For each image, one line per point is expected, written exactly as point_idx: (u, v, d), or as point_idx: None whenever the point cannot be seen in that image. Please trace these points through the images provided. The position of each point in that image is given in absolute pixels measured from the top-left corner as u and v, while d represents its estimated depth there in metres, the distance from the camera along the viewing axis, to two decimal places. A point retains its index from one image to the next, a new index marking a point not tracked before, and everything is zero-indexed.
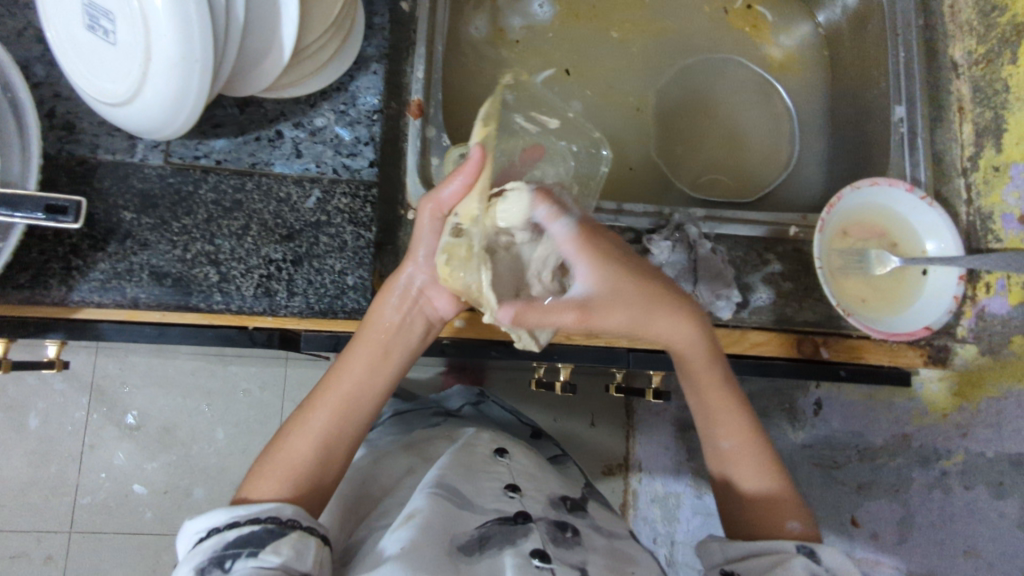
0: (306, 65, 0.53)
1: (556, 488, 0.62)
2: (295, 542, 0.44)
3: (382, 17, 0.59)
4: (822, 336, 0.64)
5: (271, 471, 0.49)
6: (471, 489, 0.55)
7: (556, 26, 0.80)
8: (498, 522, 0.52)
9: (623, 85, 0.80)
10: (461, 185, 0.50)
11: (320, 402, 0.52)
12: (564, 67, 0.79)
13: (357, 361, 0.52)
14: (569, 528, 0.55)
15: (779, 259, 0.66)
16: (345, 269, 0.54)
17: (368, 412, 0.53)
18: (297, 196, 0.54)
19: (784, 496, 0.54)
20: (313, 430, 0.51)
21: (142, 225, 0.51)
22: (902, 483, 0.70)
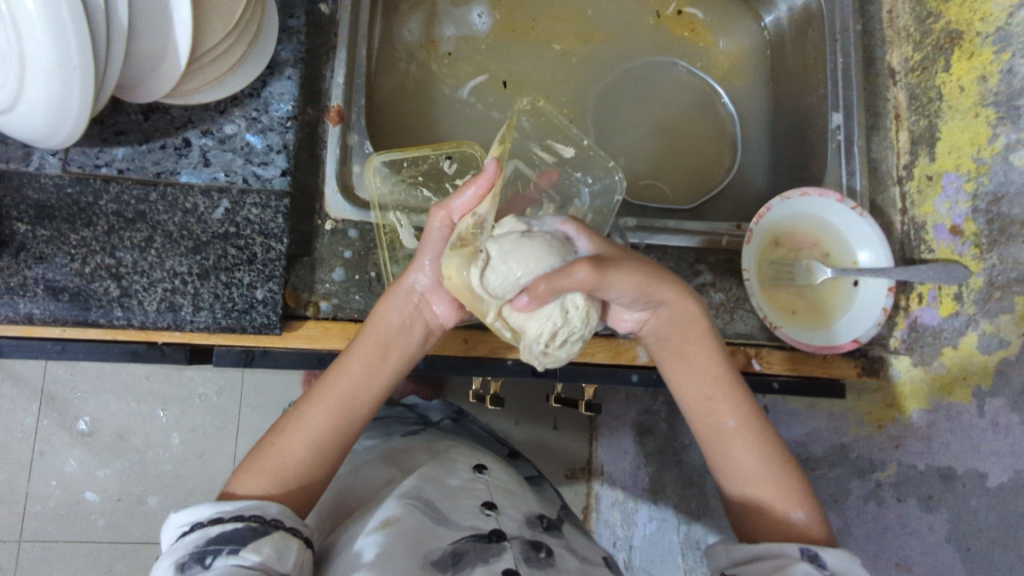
0: (209, 71, 0.52)
1: (534, 506, 0.57)
2: (277, 542, 0.41)
3: (299, 21, 0.58)
4: (755, 348, 0.64)
5: (261, 467, 0.47)
6: (446, 504, 0.52)
7: (491, 39, 0.78)
8: (472, 538, 0.48)
9: (560, 95, 0.79)
10: (475, 196, 0.50)
11: (318, 399, 0.50)
12: (501, 80, 0.78)
13: (355, 360, 0.51)
14: (544, 548, 0.50)
15: (710, 270, 0.65)
16: (254, 282, 0.52)
17: (365, 413, 0.52)
18: (205, 207, 0.53)
19: (787, 484, 0.48)
20: (309, 428, 0.49)
21: (38, 238, 0.49)
22: (840, 493, 0.69)
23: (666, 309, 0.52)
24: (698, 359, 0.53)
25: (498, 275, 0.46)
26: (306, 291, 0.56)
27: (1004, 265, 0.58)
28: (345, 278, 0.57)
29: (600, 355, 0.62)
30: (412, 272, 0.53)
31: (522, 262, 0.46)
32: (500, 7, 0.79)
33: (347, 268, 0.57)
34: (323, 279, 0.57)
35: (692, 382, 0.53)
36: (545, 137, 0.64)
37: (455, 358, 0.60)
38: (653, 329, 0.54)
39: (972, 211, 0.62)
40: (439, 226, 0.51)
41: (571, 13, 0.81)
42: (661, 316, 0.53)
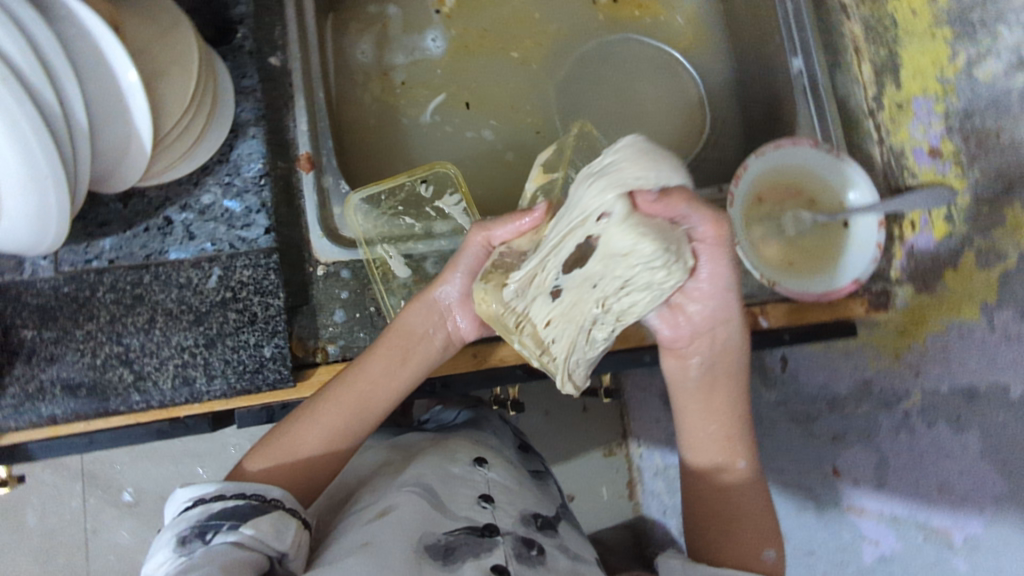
0: (175, 148, 0.53)
1: (529, 503, 0.57)
2: (276, 520, 0.45)
3: (252, 80, 0.60)
4: (759, 305, 0.64)
5: (271, 453, 0.51)
6: (444, 493, 0.53)
7: (444, 61, 0.79)
8: (465, 531, 0.49)
9: (523, 104, 0.80)
10: (517, 228, 0.52)
11: (335, 396, 0.53)
12: (466, 101, 0.79)
13: (374, 362, 0.54)
14: (536, 545, 0.51)
15: None
16: (260, 341, 0.54)
17: (380, 411, 0.54)
18: (198, 278, 0.54)
19: (766, 525, 0.52)
20: (322, 423, 0.52)
21: (46, 340, 0.51)
22: (871, 427, 0.68)
23: (733, 327, 0.50)
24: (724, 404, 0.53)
25: (610, 182, 0.41)
26: (311, 338, 0.57)
27: (986, 180, 0.59)
28: (347, 318, 0.58)
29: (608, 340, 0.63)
30: (441, 284, 0.55)
31: (638, 169, 0.40)
32: (450, 31, 0.80)
33: (346, 309, 0.58)
34: (325, 323, 0.58)
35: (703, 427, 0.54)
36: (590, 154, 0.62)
37: (466, 373, 0.61)
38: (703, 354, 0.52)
39: (947, 131, 0.62)
40: (475, 247, 0.53)
41: (521, 14, 0.82)
42: (719, 334, 0.50)
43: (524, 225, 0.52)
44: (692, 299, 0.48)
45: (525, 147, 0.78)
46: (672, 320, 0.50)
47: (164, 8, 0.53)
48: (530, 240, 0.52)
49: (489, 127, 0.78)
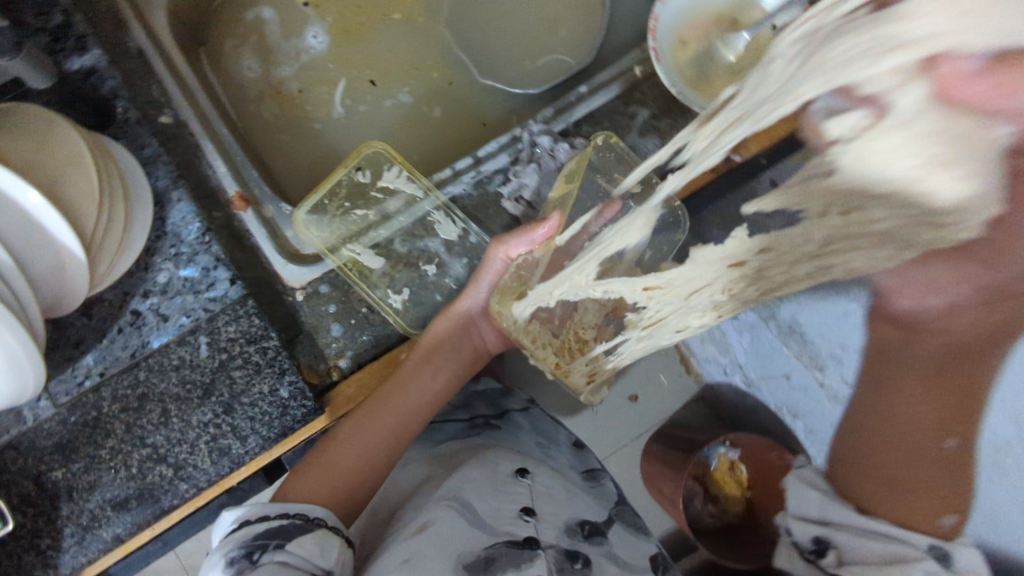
0: (109, 246, 0.52)
1: (575, 512, 0.67)
2: (320, 536, 0.47)
3: (153, 146, 0.58)
4: None
5: (315, 474, 0.52)
6: (487, 510, 0.60)
7: (332, 52, 0.79)
8: (507, 545, 0.55)
9: (426, 59, 0.79)
10: (531, 240, 0.57)
11: (375, 413, 0.56)
12: (369, 80, 0.78)
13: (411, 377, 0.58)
14: (580, 559, 0.59)
15: (643, 104, 0.65)
16: (273, 385, 0.53)
17: (413, 422, 0.59)
18: (190, 354, 0.53)
19: (954, 491, 0.45)
20: (367, 441, 0.55)
21: (78, 472, 0.51)
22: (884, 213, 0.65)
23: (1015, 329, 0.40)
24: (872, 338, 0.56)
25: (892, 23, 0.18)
26: (319, 361, 0.57)
27: None
28: (344, 329, 0.58)
29: None
30: (466, 298, 0.62)
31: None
32: (327, 23, 0.79)
33: (340, 321, 0.58)
34: (327, 342, 0.58)
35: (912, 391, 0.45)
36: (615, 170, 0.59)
37: None
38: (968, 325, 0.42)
39: None
40: (496, 261, 0.58)
41: None
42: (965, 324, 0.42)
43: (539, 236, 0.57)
44: (939, 265, 0.38)
45: (451, 98, 0.78)
46: (917, 291, 0.43)
47: (35, 116, 0.51)
48: (547, 249, 0.57)
49: (406, 90, 0.78)
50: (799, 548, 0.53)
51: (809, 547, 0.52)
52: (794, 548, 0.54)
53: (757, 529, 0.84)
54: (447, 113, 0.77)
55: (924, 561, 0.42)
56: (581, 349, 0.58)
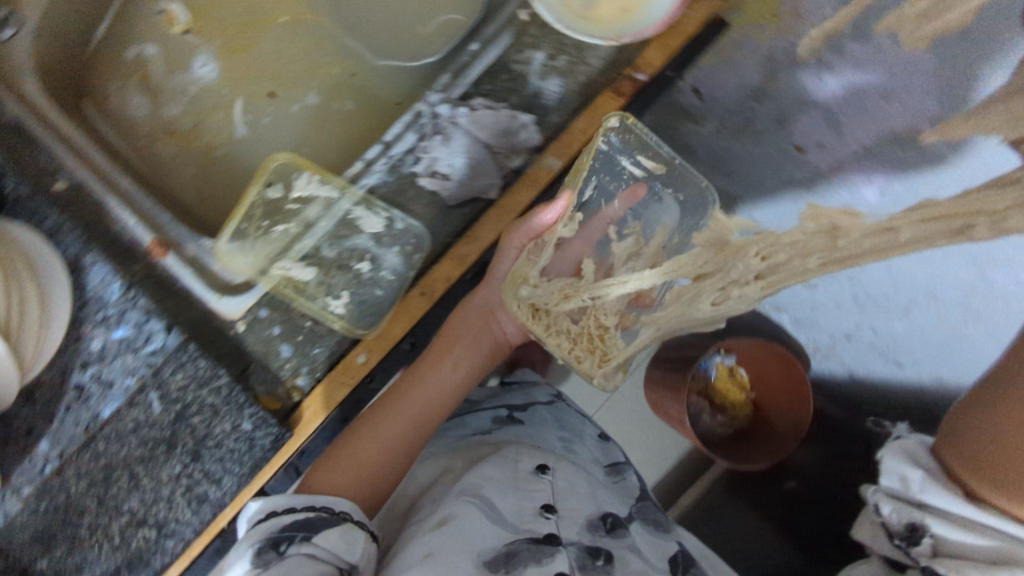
0: (27, 331, 0.52)
1: (602, 503, 0.65)
2: (345, 531, 0.45)
3: (53, 218, 0.57)
4: (630, 62, 0.61)
5: (340, 467, 0.50)
6: (507, 505, 0.60)
7: (222, 73, 0.76)
8: (528, 541, 0.56)
9: (319, 54, 0.76)
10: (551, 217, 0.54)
11: (402, 409, 0.54)
12: (269, 91, 0.76)
13: (439, 373, 0.56)
14: (603, 553, 0.58)
15: (536, 47, 0.63)
16: (235, 422, 0.53)
17: (441, 417, 0.56)
18: (144, 413, 0.53)
19: None
20: (394, 437, 0.53)
21: (64, 555, 0.51)
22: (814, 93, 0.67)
23: None
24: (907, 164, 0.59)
25: None
26: (278, 386, 0.56)
27: None
28: (294, 348, 0.57)
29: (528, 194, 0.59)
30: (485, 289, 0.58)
31: None
32: (208, 43, 0.76)
33: (288, 341, 0.57)
34: (281, 365, 0.57)
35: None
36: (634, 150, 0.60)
37: (430, 311, 0.58)
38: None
39: None
40: (519, 239, 0.55)
41: None
42: None
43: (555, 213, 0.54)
44: None
45: (357, 89, 0.75)
46: None
47: None
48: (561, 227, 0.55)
49: (310, 91, 0.75)
50: (890, 534, 0.45)
51: (900, 531, 0.44)
52: (876, 524, 0.48)
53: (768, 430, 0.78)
54: (353, 105, 0.75)
55: None
56: (600, 337, 0.54)
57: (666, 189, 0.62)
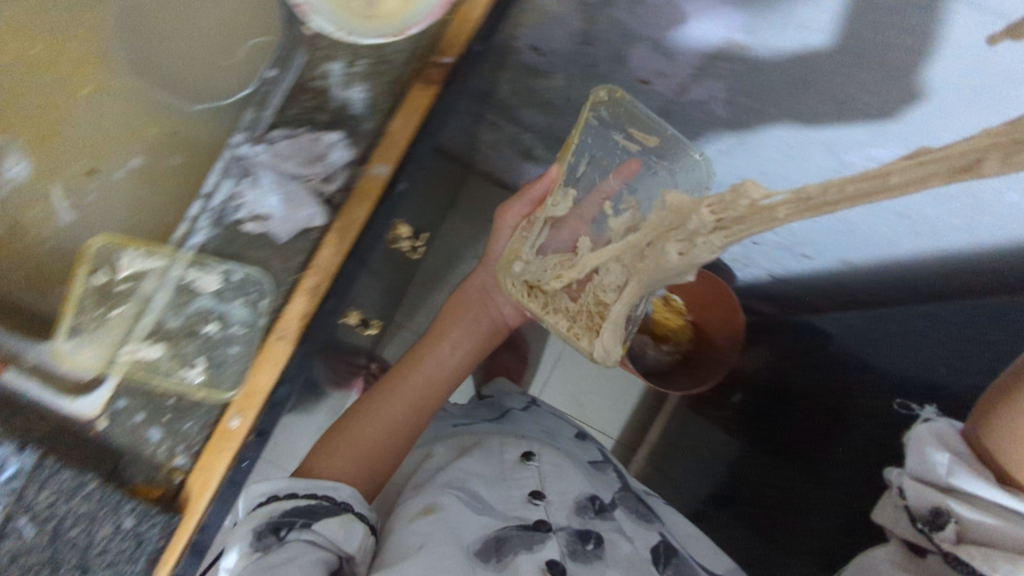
0: None
1: (580, 487, 0.91)
2: (345, 517, 0.61)
3: None
4: (429, 49, 0.61)
5: (347, 450, 0.76)
6: (500, 500, 0.88)
7: (33, 157, 0.64)
8: (520, 533, 0.81)
9: (136, 115, 0.66)
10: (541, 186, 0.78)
11: (398, 400, 0.82)
12: (89, 168, 0.66)
13: (434, 359, 0.88)
14: (591, 536, 0.84)
15: (333, 55, 0.60)
16: (116, 523, 0.52)
17: (431, 401, 0.86)
18: (17, 541, 0.51)
19: None
20: (385, 418, 0.80)
21: None
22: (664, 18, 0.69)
23: None
24: (815, 107, 0.61)
25: None
26: (155, 472, 0.55)
27: None
28: (163, 430, 0.55)
29: (364, 209, 0.59)
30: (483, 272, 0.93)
31: None
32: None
33: (154, 425, 0.55)
34: (153, 450, 0.55)
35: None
36: (627, 124, 0.77)
37: (294, 353, 0.58)
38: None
39: None
40: (511, 217, 0.82)
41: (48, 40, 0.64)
42: None
43: (547, 186, 0.78)
44: None
45: (183, 142, 0.67)
46: None
47: None
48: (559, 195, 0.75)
49: (136, 155, 0.67)
50: (913, 517, 0.50)
51: (927, 515, 0.49)
52: (899, 509, 0.53)
53: (707, 346, 1.07)
54: (176, 152, 0.67)
55: None
56: (598, 311, 0.73)
57: (659, 165, 0.80)
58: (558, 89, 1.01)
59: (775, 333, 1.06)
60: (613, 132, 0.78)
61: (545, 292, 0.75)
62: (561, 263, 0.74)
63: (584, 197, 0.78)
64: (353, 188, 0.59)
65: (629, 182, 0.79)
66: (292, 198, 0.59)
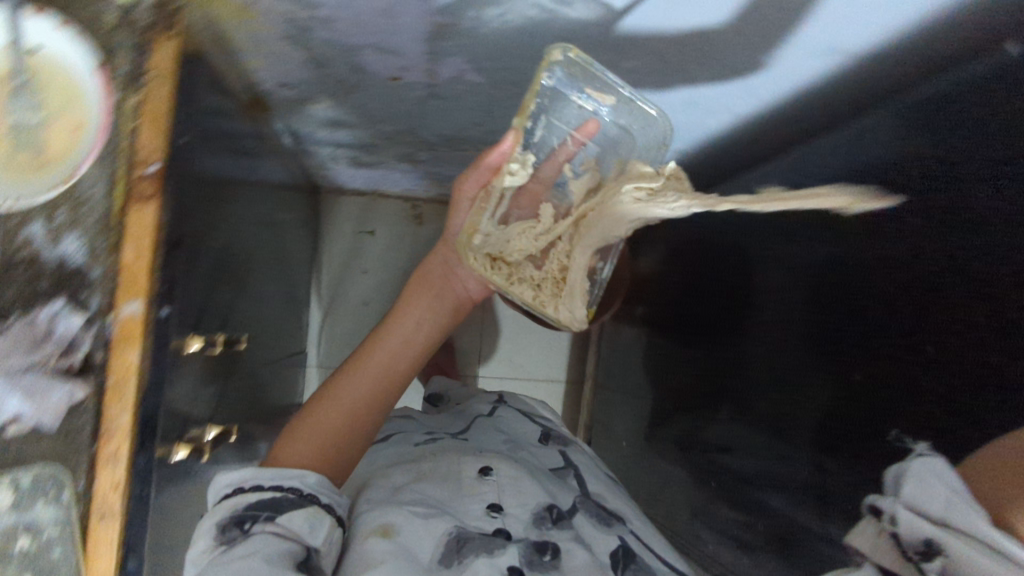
0: None
1: (537, 499, 0.91)
2: (310, 510, 0.72)
3: None
4: (129, 163, 0.58)
5: (305, 442, 0.81)
6: (456, 508, 0.87)
7: None
8: (480, 536, 0.81)
9: None
10: (504, 151, 0.82)
11: (360, 377, 0.90)
12: None
13: (394, 334, 0.96)
14: (547, 550, 0.83)
15: (28, 218, 0.58)
16: None
17: (389, 385, 0.92)
18: None
19: None
20: (348, 399, 0.87)
21: None
22: (373, 24, 0.66)
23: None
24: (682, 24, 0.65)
25: None
26: None
27: None
28: None
29: (133, 351, 0.57)
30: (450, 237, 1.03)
31: None
32: None
33: None
34: None
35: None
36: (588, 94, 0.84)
37: (123, 524, 0.56)
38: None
39: None
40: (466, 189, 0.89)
41: None
42: None
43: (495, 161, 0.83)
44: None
45: None
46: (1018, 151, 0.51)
47: None
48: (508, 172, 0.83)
49: None
50: (906, 551, 0.52)
51: (918, 547, 0.51)
52: (882, 542, 0.56)
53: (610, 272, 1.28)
54: None
55: None
56: (561, 277, 0.90)
57: (610, 133, 0.91)
58: (330, 107, 0.97)
59: (686, 232, 1.18)
60: (568, 92, 0.84)
61: (508, 264, 0.89)
62: (528, 232, 0.89)
63: (544, 165, 0.89)
64: (111, 338, 0.57)
65: (586, 143, 0.91)
66: (36, 386, 0.57)
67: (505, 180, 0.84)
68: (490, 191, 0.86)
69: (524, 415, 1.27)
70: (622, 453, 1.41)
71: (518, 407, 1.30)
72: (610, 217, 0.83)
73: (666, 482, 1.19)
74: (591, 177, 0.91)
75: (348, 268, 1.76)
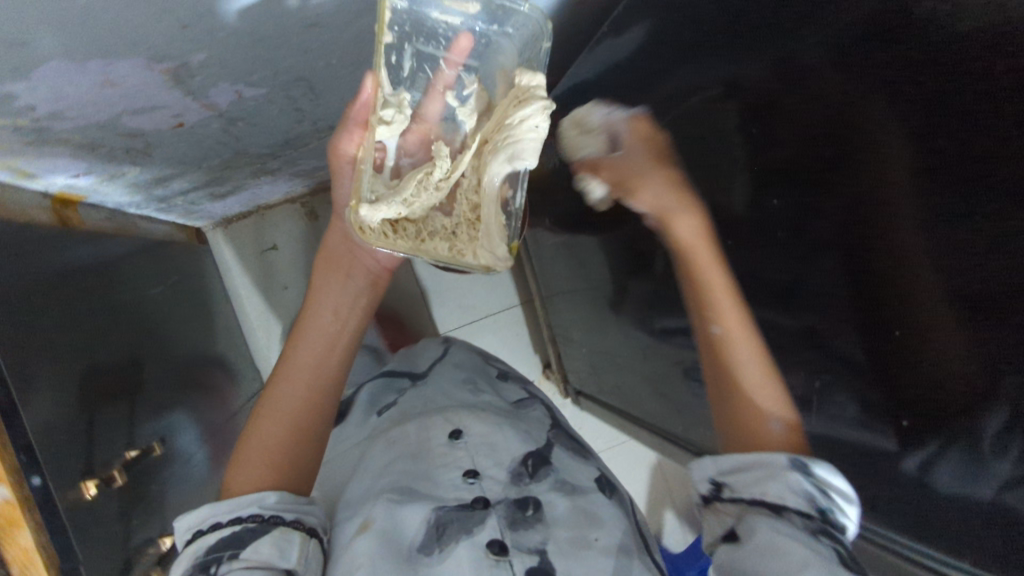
0: None
1: (513, 453, 0.85)
2: (277, 534, 0.65)
3: None
4: None
5: (256, 464, 0.71)
6: (421, 488, 0.79)
7: None
8: (458, 511, 0.75)
9: None
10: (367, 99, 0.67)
11: (294, 380, 0.75)
12: None
13: (314, 327, 0.79)
14: (530, 505, 0.77)
15: None
16: None
17: (330, 375, 0.78)
18: None
19: (767, 398, 0.69)
20: (284, 407, 0.74)
21: None
22: (110, 94, 0.59)
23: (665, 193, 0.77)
24: None
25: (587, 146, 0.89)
26: None
27: None
28: None
29: (24, 534, 0.57)
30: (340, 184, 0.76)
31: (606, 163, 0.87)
32: None
33: None
34: None
35: (748, 377, 0.70)
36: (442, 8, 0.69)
37: None
38: (692, 240, 0.75)
39: None
40: (346, 158, 0.73)
41: None
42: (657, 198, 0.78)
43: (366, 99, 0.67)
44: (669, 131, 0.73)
45: None
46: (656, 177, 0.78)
47: None
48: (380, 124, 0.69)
49: None
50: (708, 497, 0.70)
51: (710, 490, 0.70)
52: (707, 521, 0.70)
53: None
54: None
55: (786, 474, 0.63)
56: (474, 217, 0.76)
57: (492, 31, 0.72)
58: (144, 170, 0.90)
59: None
60: (426, 12, 0.68)
61: (413, 222, 0.74)
62: (423, 182, 0.72)
63: (423, 99, 0.74)
64: None
65: (464, 63, 0.74)
66: None
67: (381, 133, 0.69)
68: (362, 156, 0.70)
69: (481, 354, 1.22)
70: (585, 354, 1.40)
71: (472, 346, 1.24)
72: (510, 147, 0.68)
73: (628, 374, 1.19)
74: (480, 101, 0.76)
75: (268, 289, 1.70)
